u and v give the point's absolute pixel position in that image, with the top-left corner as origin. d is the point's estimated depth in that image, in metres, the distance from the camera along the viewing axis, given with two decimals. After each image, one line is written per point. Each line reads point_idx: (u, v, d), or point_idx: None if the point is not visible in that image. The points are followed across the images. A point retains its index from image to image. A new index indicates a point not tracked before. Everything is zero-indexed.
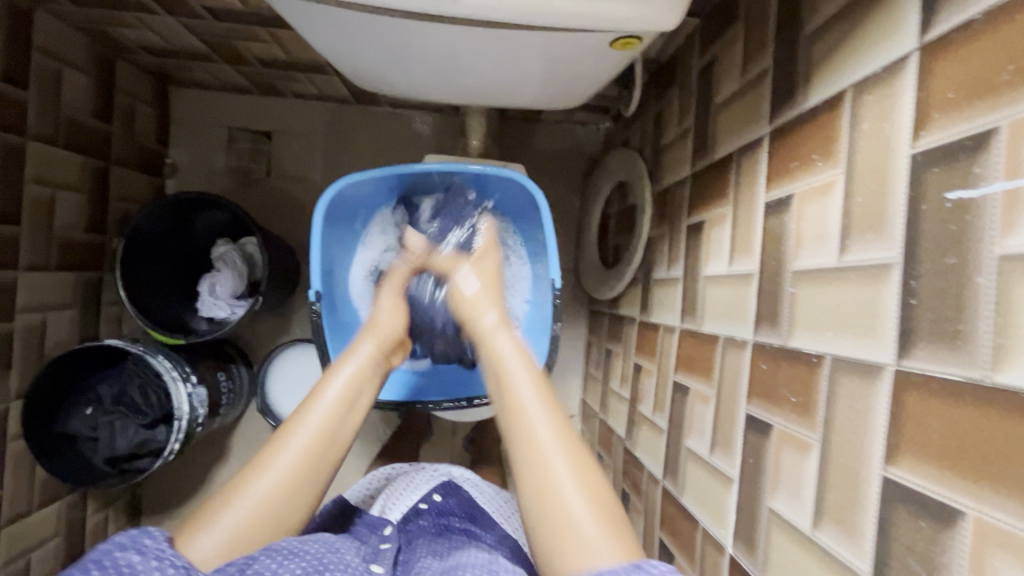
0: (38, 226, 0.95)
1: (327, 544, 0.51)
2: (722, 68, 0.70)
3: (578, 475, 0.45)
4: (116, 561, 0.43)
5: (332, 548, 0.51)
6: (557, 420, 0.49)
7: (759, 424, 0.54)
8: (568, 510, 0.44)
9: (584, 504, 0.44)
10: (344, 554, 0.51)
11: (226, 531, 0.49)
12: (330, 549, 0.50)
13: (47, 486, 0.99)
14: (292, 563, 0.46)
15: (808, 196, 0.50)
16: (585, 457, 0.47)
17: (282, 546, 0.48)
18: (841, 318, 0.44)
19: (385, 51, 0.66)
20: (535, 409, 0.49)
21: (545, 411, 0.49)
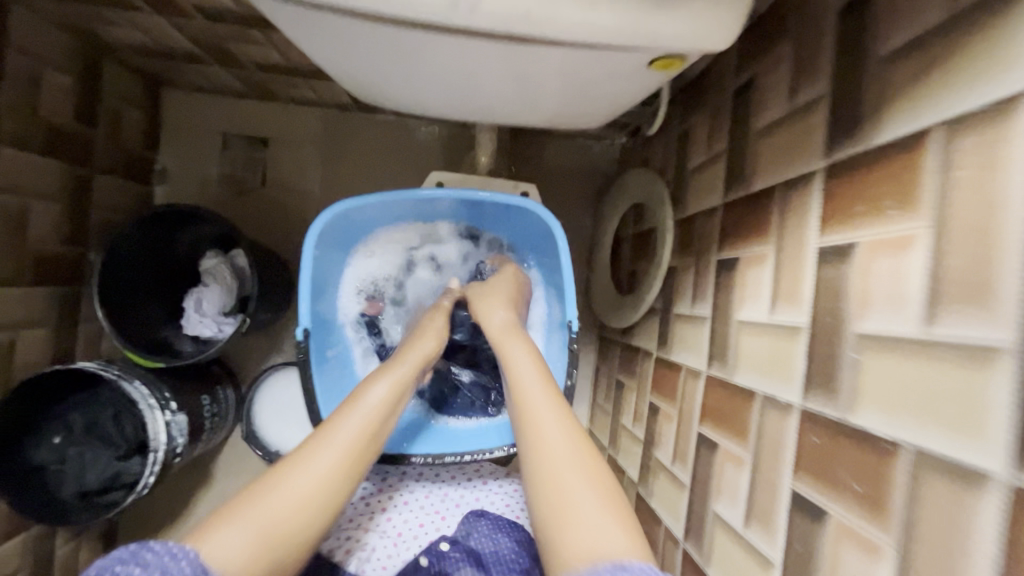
0: (8, 238, 0.87)
1: None
2: (765, 88, 0.63)
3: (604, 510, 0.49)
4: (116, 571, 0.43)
5: None
6: (575, 438, 0.55)
7: (809, 507, 0.46)
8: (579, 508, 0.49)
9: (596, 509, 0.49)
10: None
11: (250, 527, 0.49)
12: None
13: (11, 518, 0.92)
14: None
15: (878, 249, 0.42)
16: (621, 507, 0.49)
17: None
18: (923, 404, 0.37)
19: (394, 67, 0.60)
20: (546, 415, 0.57)
21: (560, 422, 0.57)
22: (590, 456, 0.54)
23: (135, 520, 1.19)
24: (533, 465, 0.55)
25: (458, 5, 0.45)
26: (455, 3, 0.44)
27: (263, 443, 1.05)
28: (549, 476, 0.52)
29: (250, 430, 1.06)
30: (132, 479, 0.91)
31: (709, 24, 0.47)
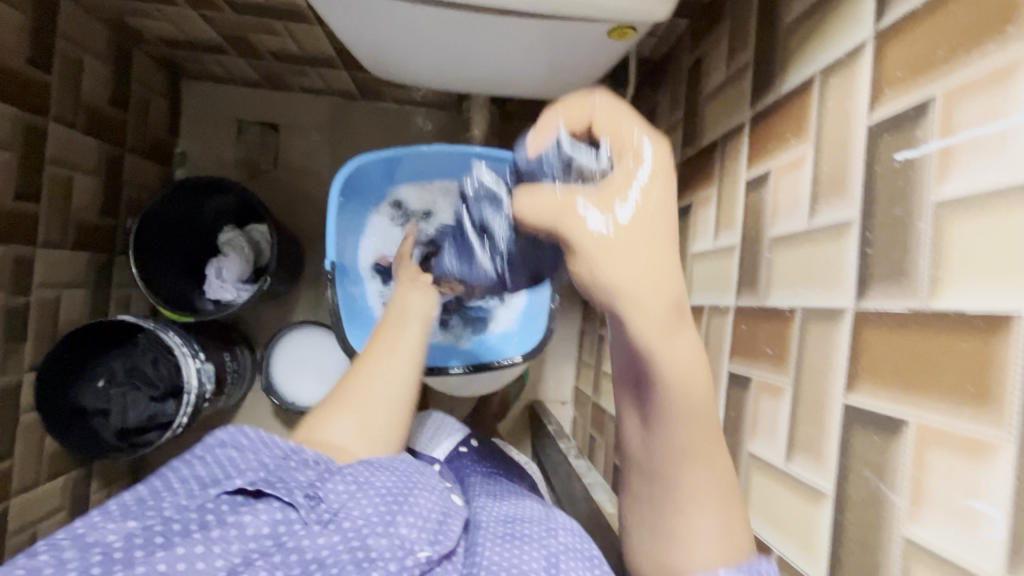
0: (56, 205, 0.98)
1: (412, 465, 0.53)
2: (711, 62, 0.76)
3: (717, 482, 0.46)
4: (218, 457, 0.47)
5: (417, 469, 0.53)
6: (693, 372, 0.43)
7: (740, 379, 0.59)
8: (698, 480, 0.46)
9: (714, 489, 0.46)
10: (425, 475, 0.53)
11: (349, 428, 0.55)
12: (415, 469, 0.52)
13: (55, 458, 1.02)
14: (383, 479, 0.48)
15: (783, 170, 0.55)
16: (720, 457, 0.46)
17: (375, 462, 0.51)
18: (810, 275, 0.49)
19: (408, 41, 0.73)
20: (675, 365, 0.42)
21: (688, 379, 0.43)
22: (703, 380, 0.43)
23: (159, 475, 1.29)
24: (661, 405, 0.44)
25: None
26: None
27: (282, 395, 1.19)
28: (666, 407, 0.44)
29: (270, 384, 1.19)
30: (167, 420, 1.03)
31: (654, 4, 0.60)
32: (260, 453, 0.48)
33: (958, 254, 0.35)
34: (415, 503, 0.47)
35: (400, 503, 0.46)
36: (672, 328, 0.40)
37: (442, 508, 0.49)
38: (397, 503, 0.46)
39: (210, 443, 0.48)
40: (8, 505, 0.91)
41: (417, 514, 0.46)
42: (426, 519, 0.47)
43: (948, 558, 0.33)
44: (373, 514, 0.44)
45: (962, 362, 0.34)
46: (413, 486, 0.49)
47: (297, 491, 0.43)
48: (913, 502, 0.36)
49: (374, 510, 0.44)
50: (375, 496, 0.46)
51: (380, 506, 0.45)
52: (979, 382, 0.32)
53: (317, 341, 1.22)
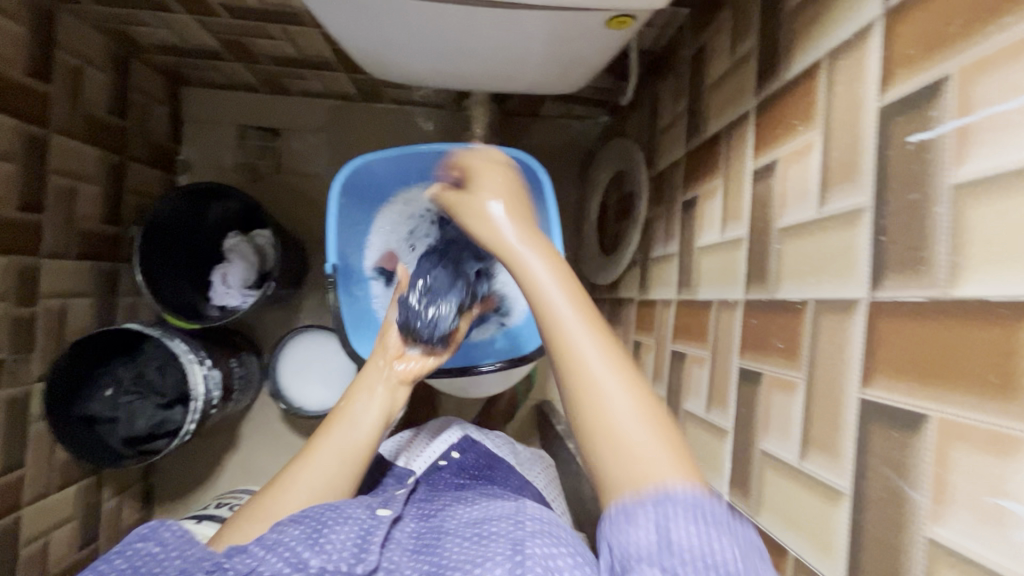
0: (59, 215, 0.99)
1: (328, 505, 0.55)
2: (713, 50, 0.74)
3: (663, 444, 0.44)
4: (137, 551, 0.48)
5: (333, 506, 0.55)
6: (610, 349, 0.49)
7: (751, 375, 0.57)
8: (647, 459, 0.44)
9: (668, 462, 0.43)
10: (348, 509, 0.55)
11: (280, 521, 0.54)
12: (330, 507, 0.54)
13: (66, 468, 1.02)
14: (294, 528, 0.51)
15: (791, 158, 0.54)
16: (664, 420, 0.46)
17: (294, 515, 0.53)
18: (821, 266, 0.47)
19: (408, 40, 0.72)
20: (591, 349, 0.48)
21: (606, 355, 0.48)
22: (627, 364, 0.49)
23: (170, 483, 1.29)
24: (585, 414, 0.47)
25: None
26: None
27: (290, 399, 1.18)
28: (580, 390, 0.47)
29: (277, 389, 1.19)
30: (175, 426, 1.04)
31: None
32: (184, 551, 0.48)
33: (979, 238, 0.33)
34: (330, 537, 0.51)
35: (316, 541, 0.50)
36: (588, 316, 0.51)
37: (361, 528, 0.53)
38: (313, 542, 0.50)
39: (130, 538, 0.49)
40: (21, 515, 0.92)
41: (333, 547, 0.50)
42: (346, 548, 0.50)
43: (976, 559, 0.32)
44: (291, 556, 0.48)
45: (985, 352, 0.32)
46: (330, 519, 0.52)
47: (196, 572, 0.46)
48: (936, 500, 0.35)
49: (286, 558, 0.48)
50: (287, 548, 0.48)
51: (295, 553, 0.48)
52: (1005, 372, 0.31)
53: (323, 344, 1.22)
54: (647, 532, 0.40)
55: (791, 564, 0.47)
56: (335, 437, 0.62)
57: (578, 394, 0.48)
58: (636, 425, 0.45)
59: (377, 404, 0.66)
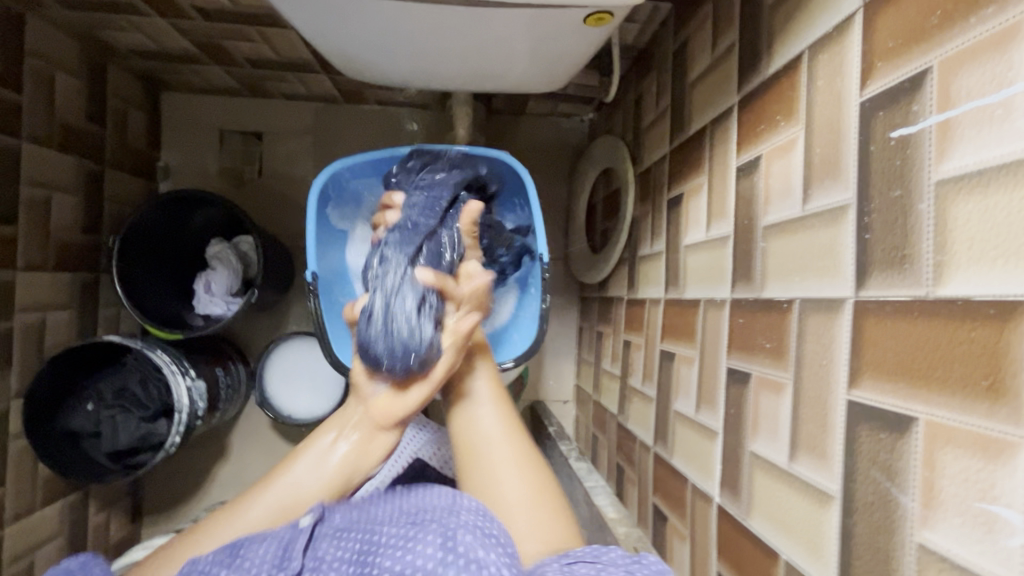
0: (35, 226, 0.97)
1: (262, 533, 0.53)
2: (695, 45, 0.73)
3: (523, 480, 0.54)
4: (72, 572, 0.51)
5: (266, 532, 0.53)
6: (505, 416, 0.59)
7: (739, 375, 0.57)
8: (513, 527, 0.51)
9: (519, 484, 0.53)
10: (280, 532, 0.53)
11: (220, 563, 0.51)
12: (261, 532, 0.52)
13: (50, 484, 1.00)
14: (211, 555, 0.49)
15: (774, 155, 0.53)
16: (532, 459, 0.56)
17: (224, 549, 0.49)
18: (807, 264, 0.47)
19: (385, 41, 0.71)
20: (504, 461, 0.55)
21: (517, 466, 0.55)
22: (547, 495, 0.53)
23: (159, 495, 1.27)
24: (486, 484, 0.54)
25: None
26: None
27: (277, 408, 1.16)
28: (466, 448, 0.57)
29: (264, 398, 1.17)
30: (160, 440, 1.02)
31: None
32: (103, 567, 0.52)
33: (962, 237, 0.32)
34: (247, 555, 0.48)
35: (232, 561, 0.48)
36: (510, 428, 0.58)
37: (282, 539, 0.50)
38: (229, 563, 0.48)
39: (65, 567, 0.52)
40: (3, 534, 0.90)
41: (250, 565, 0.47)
42: (264, 562, 0.48)
43: (965, 565, 0.31)
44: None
45: (973, 354, 0.31)
46: (246, 540, 0.50)
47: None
48: (925, 505, 0.34)
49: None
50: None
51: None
52: (993, 374, 0.30)
53: (309, 350, 1.20)
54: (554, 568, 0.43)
55: (783, 567, 0.47)
56: (280, 483, 0.55)
57: (463, 454, 0.57)
58: (518, 490, 0.53)
59: (338, 453, 0.57)
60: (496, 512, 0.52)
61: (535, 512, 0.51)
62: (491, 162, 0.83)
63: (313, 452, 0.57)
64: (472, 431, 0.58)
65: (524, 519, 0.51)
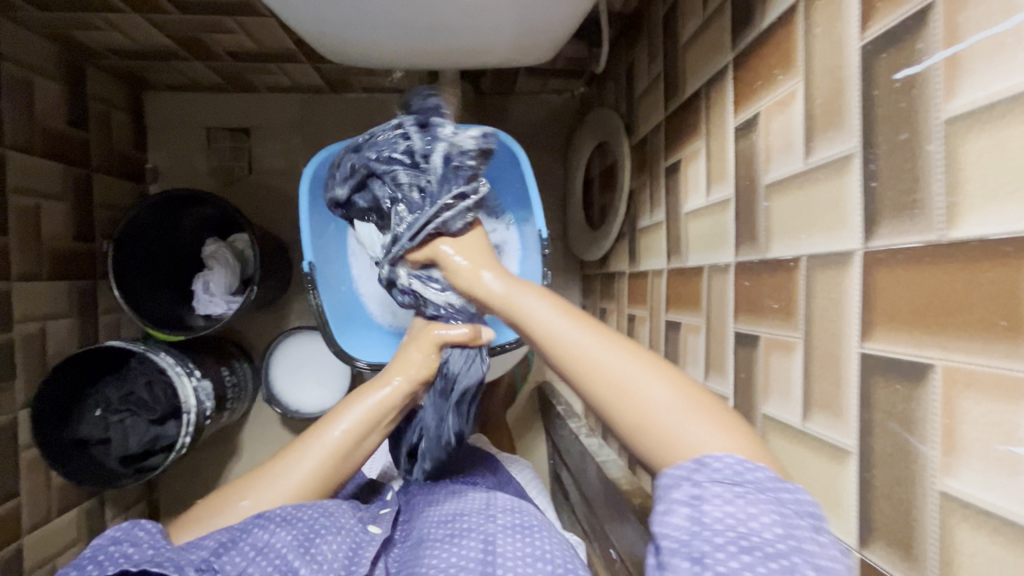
0: (27, 235, 0.95)
1: (323, 507, 0.55)
2: (685, 5, 0.71)
3: (667, 382, 0.42)
4: (110, 553, 0.47)
5: (327, 512, 0.55)
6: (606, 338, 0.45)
7: (747, 338, 0.56)
8: (654, 410, 0.40)
9: (670, 395, 0.41)
10: (340, 517, 0.55)
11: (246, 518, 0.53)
12: (325, 512, 0.54)
13: (65, 493, 1.01)
14: (286, 532, 0.50)
15: (773, 110, 0.51)
16: (695, 390, 0.41)
17: (276, 513, 0.51)
18: (812, 219, 0.45)
19: (366, 22, 0.69)
20: (594, 352, 0.44)
21: (607, 347, 0.44)
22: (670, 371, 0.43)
23: (174, 497, 1.28)
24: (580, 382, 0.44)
25: None
26: None
27: (284, 403, 1.17)
28: (612, 387, 0.42)
29: (272, 394, 1.17)
30: (170, 441, 1.02)
31: None
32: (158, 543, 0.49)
33: (976, 174, 0.31)
34: (323, 547, 0.52)
35: (307, 549, 0.51)
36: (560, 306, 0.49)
37: (352, 541, 0.54)
38: (303, 550, 0.50)
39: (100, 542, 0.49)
40: (22, 544, 0.90)
41: (325, 558, 0.51)
42: (337, 558, 0.52)
43: (989, 510, 0.30)
44: (281, 563, 0.48)
45: (989, 295, 0.30)
46: (322, 527, 0.53)
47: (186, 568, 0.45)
48: (946, 453, 0.33)
49: (277, 565, 0.48)
50: (279, 555, 0.49)
51: (286, 561, 0.49)
52: (1013, 314, 0.29)
53: (313, 346, 1.20)
54: (685, 508, 0.36)
55: None
56: (324, 441, 0.57)
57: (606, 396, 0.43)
58: (638, 375, 0.42)
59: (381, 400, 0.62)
60: (617, 404, 0.42)
61: (702, 425, 0.39)
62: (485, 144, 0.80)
63: (347, 417, 0.59)
64: (539, 333, 0.48)
65: (704, 432, 0.39)
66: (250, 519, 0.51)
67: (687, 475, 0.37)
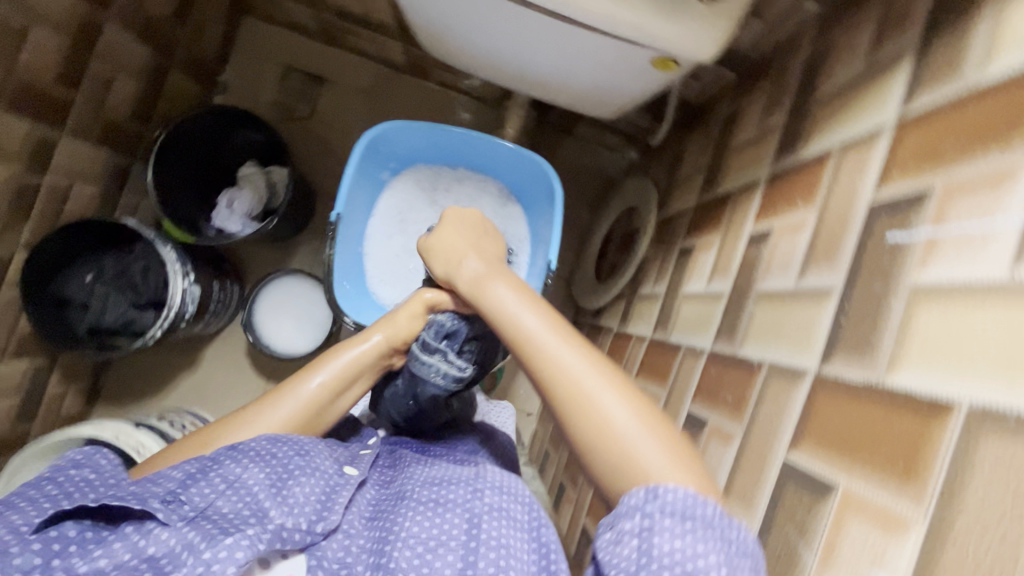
0: (93, 100, 1.01)
1: (299, 445, 0.57)
2: (746, 117, 0.78)
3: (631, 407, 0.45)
4: (72, 477, 0.49)
5: (302, 451, 0.56)
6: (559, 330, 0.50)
7: (697, 419, 0.60)
8: (617, 429, 0.44)
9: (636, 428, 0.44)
10: (316, 457, 0.57)
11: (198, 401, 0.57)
12: (300, 451, 0.56)
13: (25, 341, 1.03)
14: (258, 469, 0.53)
15: (784, 231, 0.57)
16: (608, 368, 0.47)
17: (250, 448, 0.54)
18: (783, 334, 0.51)
19: (465, 28, 0.75)
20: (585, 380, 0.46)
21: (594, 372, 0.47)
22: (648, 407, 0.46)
23: (120, 384, 1.29)
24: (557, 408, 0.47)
25: None
26: None
27: (259, 333, 1.20)
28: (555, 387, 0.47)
29: (250, 321, 1.20)
30: (142, 329, 1.05)
31: (703, 39, 0.62)
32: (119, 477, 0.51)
33: (918, 337, 0.36)
34: (295, 489, 0.53)
35: (279, 490, 0.53)
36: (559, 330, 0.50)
37: (327, 485, 0.55)
38: (276, 491, 0.52)
39: (60, 466, 0.50)
40: None
41: (297, 501, 0.52)
42: (309, 503, 0.53)
43: None
44: (252, 502, 0.51)
45: (900, 439, 0.35)
46: (297, 469, 0.55)
47: (151, 500, 0.48)
48: (827, 561, 0.38)
49: (246, 501, 0.51)
50: (249, 492, 0.51)
51: (256, 500, 0.51)
52: (911, 461, 0.34)
53: (305, 291, 1.24)
54: (634, 540, 0.38)
55: None
56: (301, 389, 0.62)
57: (571, 403, 0.46)
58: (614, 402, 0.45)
59: (343, 361, 0.65)
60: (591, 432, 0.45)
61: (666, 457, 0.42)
62: (532, 166, 0.85)
63: (326, 367, 0.64)
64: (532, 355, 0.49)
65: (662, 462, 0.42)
66: (222, 450, 0.54)
67: (639, 506, 0.39)
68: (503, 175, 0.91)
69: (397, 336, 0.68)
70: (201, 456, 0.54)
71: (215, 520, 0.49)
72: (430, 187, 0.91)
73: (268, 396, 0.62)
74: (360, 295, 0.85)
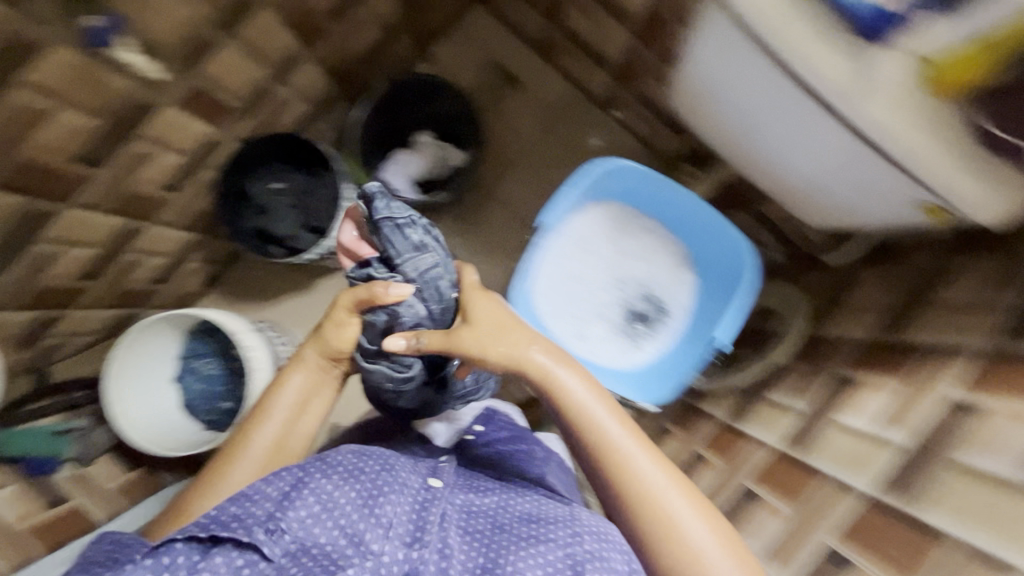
0: (341, 36, 1.10)
1: (380, 464, 0.60)
2: (960, 281, 0.77)
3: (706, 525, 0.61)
4: (109, 554, 0.50)
5: (384, 470, 0.60)
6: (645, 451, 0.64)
7: (842, 559, 0.62)
8: (695, 541, 0.60)
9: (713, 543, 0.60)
10: (397, 474, 0.60)
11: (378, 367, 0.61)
12: (382, 470, 0.59)
13: (193, 217, 1.10)
14: (350, 490, 0.55)
15: (1004, 416, 0.57)
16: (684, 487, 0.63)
17: (330, 467, 0.57)
18: (987, 517, 0.53)
19: (729, 106, 0.76)
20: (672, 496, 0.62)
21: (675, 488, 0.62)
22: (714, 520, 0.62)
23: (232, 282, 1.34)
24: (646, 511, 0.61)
25: (848, 92, 0.58)
26: (847, 90, 0.58)
27: None
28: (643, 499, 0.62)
29: None
30: (297, 248, 1.10)
31: (991, 204, 0.60)
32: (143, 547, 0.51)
33: None
34: (386, 507, 0.55)
35: (372, 508, 0.54)
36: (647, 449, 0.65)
37: (415, 502, 0.58)
38: (370, 508, 0.54)
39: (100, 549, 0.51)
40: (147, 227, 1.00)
41: (388, 520, 0.54)
42: (404, 524, 0.55)
43: None
44: (348, 522, 0.52)
45: None
46: (385, 488, 0.57)
47: (256, 530, 0.49)
48: None
49: (343, 525, 0.52)
50: (344, 514, 0.53)
51: (351, 522, 0.53)
52: None
53: None
54: None
55: None
56: (261, 434, 0.69)
57: (659, 513, 0.61)
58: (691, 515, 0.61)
59: (289, 396, 0.72)
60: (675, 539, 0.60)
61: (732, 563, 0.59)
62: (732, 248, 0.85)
63: (276, 408, 0.71)
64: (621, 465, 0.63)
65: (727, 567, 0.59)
66: (308, 464, 0.57)
67: None
68: (696, 242, 0.91)
69: (326, 347, 0.74)
70: (286, 469, 0.56)
71: (317, 554, 0.50)
72: (623, 226, 0.94)
73: (232, 452, 0.67)
74: (530, 299, 0.89)
